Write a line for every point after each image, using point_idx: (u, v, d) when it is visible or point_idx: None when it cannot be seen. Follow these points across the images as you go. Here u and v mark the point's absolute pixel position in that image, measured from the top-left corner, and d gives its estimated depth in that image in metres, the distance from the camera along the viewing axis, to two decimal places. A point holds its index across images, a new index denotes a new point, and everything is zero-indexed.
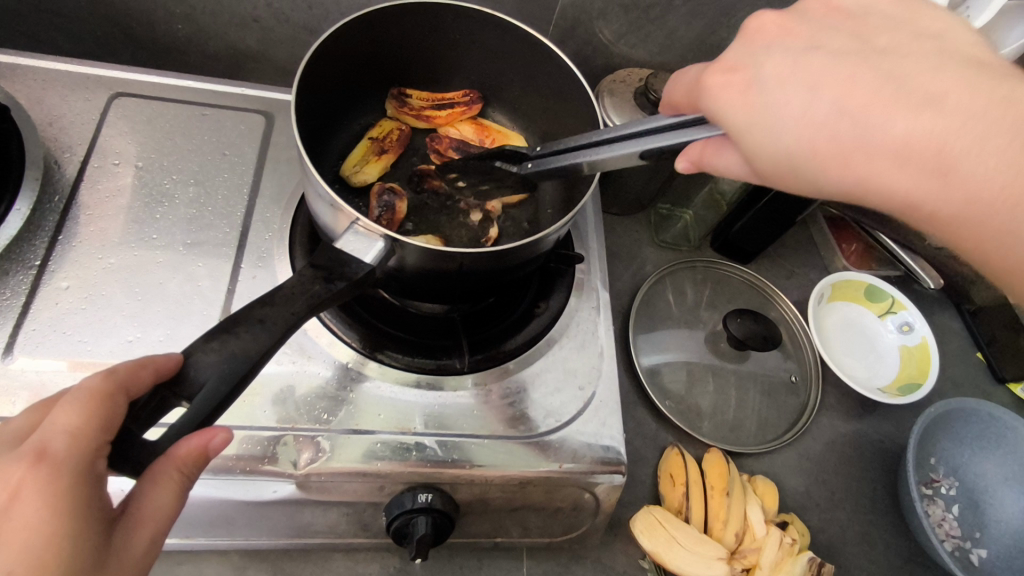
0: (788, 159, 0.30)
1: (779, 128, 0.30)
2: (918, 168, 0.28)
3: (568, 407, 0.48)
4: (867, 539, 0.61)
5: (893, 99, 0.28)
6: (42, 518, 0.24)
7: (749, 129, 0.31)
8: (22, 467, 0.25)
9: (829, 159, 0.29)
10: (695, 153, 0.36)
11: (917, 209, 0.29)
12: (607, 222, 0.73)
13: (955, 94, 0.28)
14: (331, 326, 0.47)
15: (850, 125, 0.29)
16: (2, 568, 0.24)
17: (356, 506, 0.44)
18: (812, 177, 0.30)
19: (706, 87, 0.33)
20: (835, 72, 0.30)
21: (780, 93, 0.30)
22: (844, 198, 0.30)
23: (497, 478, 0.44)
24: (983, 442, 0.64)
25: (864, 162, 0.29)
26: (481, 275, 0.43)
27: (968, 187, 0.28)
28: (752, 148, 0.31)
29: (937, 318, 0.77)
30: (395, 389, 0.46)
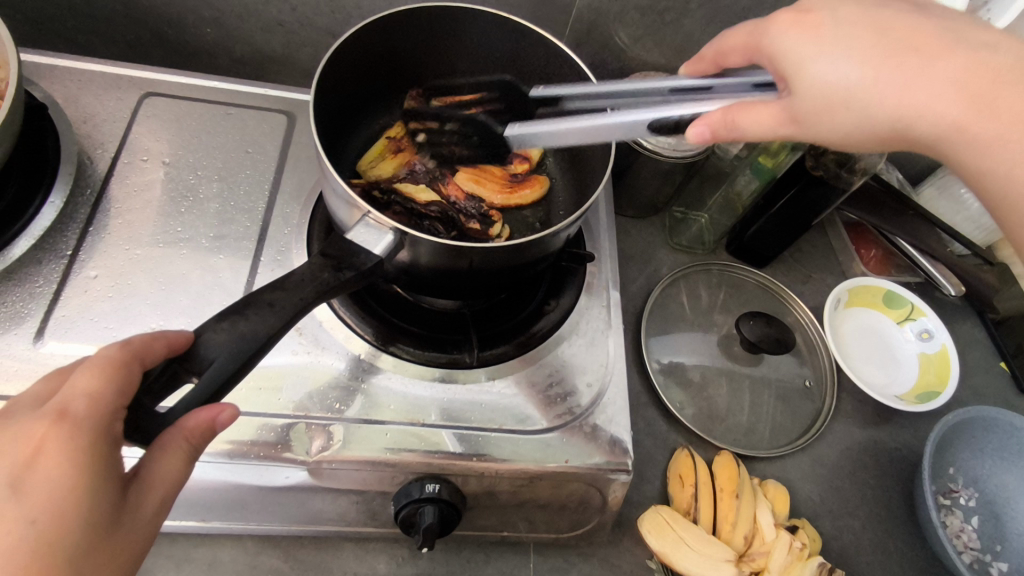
0: (850, 92, 0.34)
1: (838, 63, 0.34)
2: (959, 99, 0.33)
3: (576, 403, 0.48)
4: (881, 548, 0.60)
5: (942, 50, 0.33)
6: (63, 472, 0.26)
7: (816, 61, 0.35)
8: (44, 424, 0.26)
9: (891, 87, 0.33)
10: (717, 118, 0.38)
11: (959, 131, 0.33)
12: (621, 225, 0.74)
13: (1000, 46, 0.33)
14: (347, 320, 0.49)
15: (906, 61, 0.33)
16: (27, 517, 0.25)
17: (365, 494, 0.45)
18: (867, 103, 0.34)
19: (780, 23, 0.37)
20: (894, 24, 0.35)
21: (846, 32, 0.35)
22: (896, 126, 0.34)
23: (505, 470, 0.45)
24: (1004, 453, 0.63)
25: (916, 94, 0.33)
26: (491, 272, 0.44)
27: (1001, 114, 0.32)
28: (812, 79, 0.35)
29: (959, 327, 0.76)
30: (407, 382, 0.47)
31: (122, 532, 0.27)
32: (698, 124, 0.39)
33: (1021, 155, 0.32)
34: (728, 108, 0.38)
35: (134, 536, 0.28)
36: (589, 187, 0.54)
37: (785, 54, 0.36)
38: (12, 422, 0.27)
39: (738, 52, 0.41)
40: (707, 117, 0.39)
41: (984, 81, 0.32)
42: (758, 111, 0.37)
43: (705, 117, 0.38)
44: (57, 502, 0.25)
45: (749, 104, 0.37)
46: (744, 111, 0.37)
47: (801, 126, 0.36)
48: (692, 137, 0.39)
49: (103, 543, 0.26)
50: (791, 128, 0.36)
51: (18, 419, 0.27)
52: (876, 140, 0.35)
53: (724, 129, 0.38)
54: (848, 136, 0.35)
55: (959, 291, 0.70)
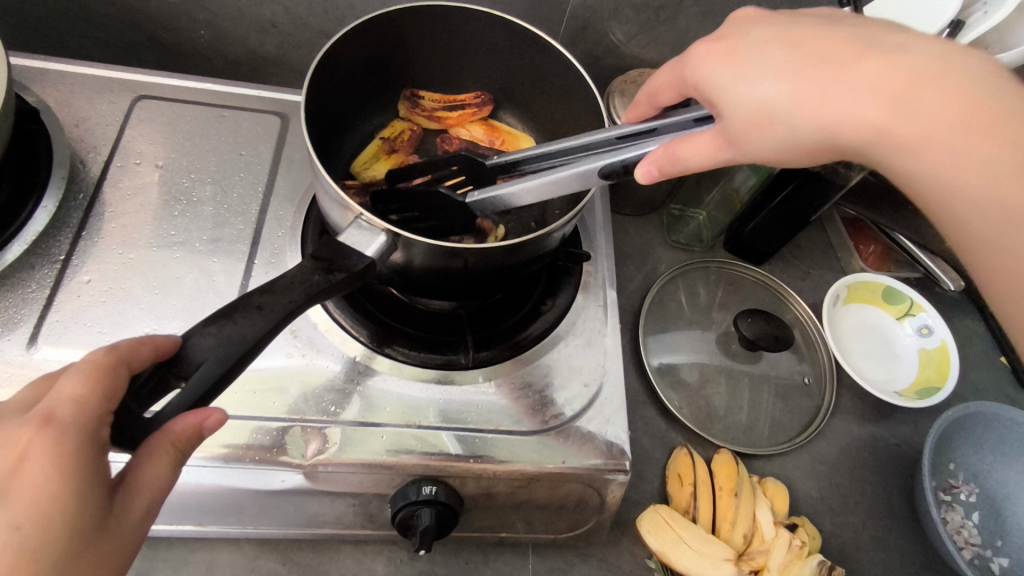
0: (768, 108, 0.34)
1: (756, 82, 0.34)
2: (880, 104, 0.31)
3: (573, 403, 0.48)
4: (881, 545, 0.59)
5: (860, 55, 0.33)
6: (47, 477, 0.25)
7: (739, 81, 0.35)
8: (30, 430, 0.26)
9: (808, 101, 0.33)
10: (660, 155, 0.36)
11: (882, 135, 0.32)
12: (618, 223, 0.74)
13: (915, 45, 0.32)
14: (342, 323, 0.48)
15: (823, 71, 0.33)
16: (12, 522, 0.25)
17: (362, 497, 0.45)
18: (791, 116, 0.33)
19: (698, 53, 0.37)
20: (811, 36, 0.34)
21: (761, 50, 0.35)
22: (822, 138, 0.33)
23: (502, 472, 0.45)
24: (1005, 448, 0.62)
25: (836, 102, 0.32)
26: (485, 273, 0.44)
27: (923, 115, 0.31)
28: (737, 99, 0.35)
29: (959, 321, 0.75)
30: (403, 384, 0.47)
31: (108, 536, 0.27)
32: (645, 164, 0.37)
33: (945, 150, 0.31)
34: (669, 144, 0.36)
35: (120, 541, 0.28)
36: (583, 185, 0.53)
37: (703, 80, 0.37)
38: None
39: (667, 89, 0.41)
40: (653, 155, 0.37)
41: (907, 84, 0.31)
42: (697, 143, 0.35)
43: (650, 157, 0.37)
44: (43, 509, 0.25)
45: (688, 136, 0.36)
46: (685, 143, 0.36)
47: (735, 147, 0.35)
48: (641, 178, 0.37)
49: (88, 550, 0.26)
50: (727, 149, 0.36)
51: (5, 425, 0.27)
52: (807, 154, 0.34)
53: (668, 163, 0.36)
54: (776, 151, 0.35)
55: (957, 285, 0.70)
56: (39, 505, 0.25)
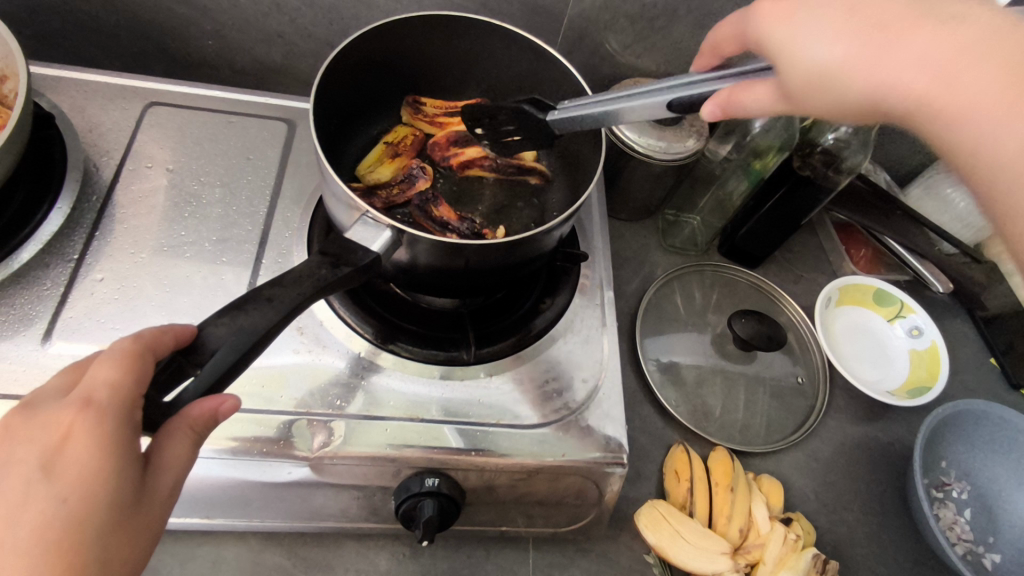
0: (821, 72, 0.33)
1: (813, 44, 0.33)
2: (926, 72, 0.30)
3: (571, 398, 0.50)
4: (876, 541, 0.60)
5: (922, 22, 0.31)
6: (90, 455, 0.27)
7: (798, 41, 0.34)
8: (71, 411, 0.27)
9: (855, 60, 0.32)
10: (723, 97, 0.38)
11: (923, 108, 0.31)
12: (615, 228, 0.75)
13: (976, 14, 0.30)
14: (347, 319, 0.50)
15: (874, 35, 0.32)
16: (57, 497, 0.26)
17: (366, 490, 0.46)
18: (841, 81, 0.33)
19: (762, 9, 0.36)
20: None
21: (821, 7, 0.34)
22: (871, 100, 0.33)
23: (502, 465, 0.46)
24: (995, 445, 0.64)
25: (883, 65, 0.31)
26: (486, 271, 0.45)
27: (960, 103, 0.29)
28: (795, 59, 0.34)
29: (949, 324, 0.77)
30: (406, 379, 0.48)
31: (141, 513, 0.28)
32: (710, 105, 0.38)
33: (991, 142, 0.29)
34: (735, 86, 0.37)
35: (151, 518, 0.29)
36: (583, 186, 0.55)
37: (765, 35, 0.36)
38: (37, 412, 0.28)
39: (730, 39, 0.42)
40: (716, 95, 0.38)
41: (964, 52, 0.29)
42: (759, 92, 0.36)
43: (713, 97, 0.38)
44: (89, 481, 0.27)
45: (750, 82, 0.37)
46: (747, 90, 0.36)
47: (796, 105, 0.35)
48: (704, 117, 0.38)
49: (125, 522, 0.28)
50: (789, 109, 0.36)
51: (44, 407, 0.28)
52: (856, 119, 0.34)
53: (732, 108, 0.37)
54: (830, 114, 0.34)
55: (945, 288, 0.73)
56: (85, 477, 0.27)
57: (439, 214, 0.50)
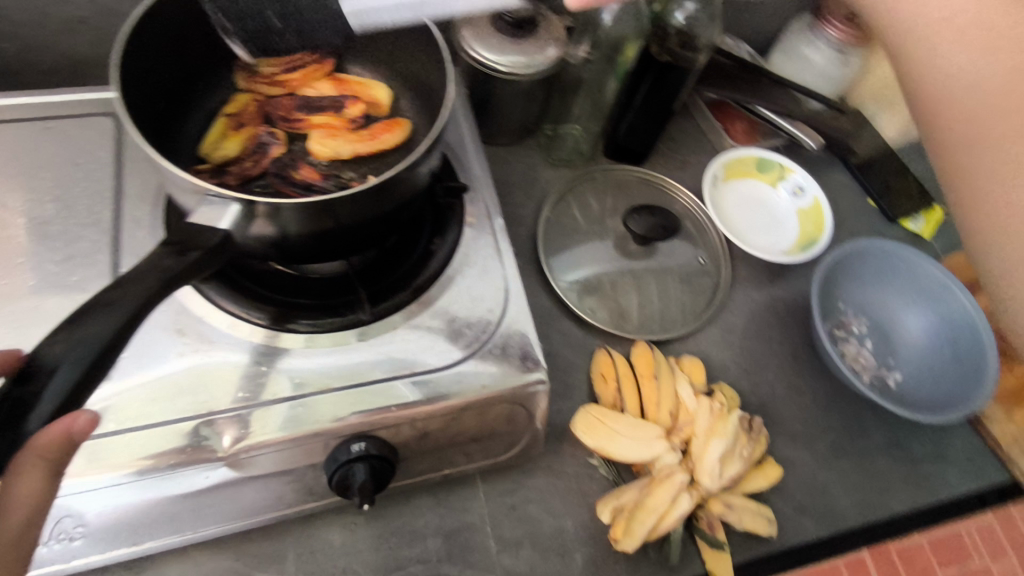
0: None
1: None
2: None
3: (481, 329, 0.49)
4: (794, 389, 0.65)
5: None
6: None
7: None
8: None
9: None
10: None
11: None
12: (499, 154, 0.74)
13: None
14: (230, 309, 0.47)
15: None
16: None
17: (295, 472, 0.45)
18: None
19: None
20: None
21: None
22: None
23: (424, 413, 0.45)
24: (881, 277, 0.69)
25: None
26: (358, 224, 0.43)
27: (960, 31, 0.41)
28: None
29: (827, 176, 0.81)
30: (310, 354, 0.46)
31: None
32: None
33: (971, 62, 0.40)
34: None
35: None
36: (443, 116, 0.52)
37: None
38: None
39: None
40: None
41: None
42: None
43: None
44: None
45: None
46: None
47: None
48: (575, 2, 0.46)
49: None
50: None
51: None
52: None
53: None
54: None
55: (817, 143, 0.78)
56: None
57: (301, 179, 0.47)
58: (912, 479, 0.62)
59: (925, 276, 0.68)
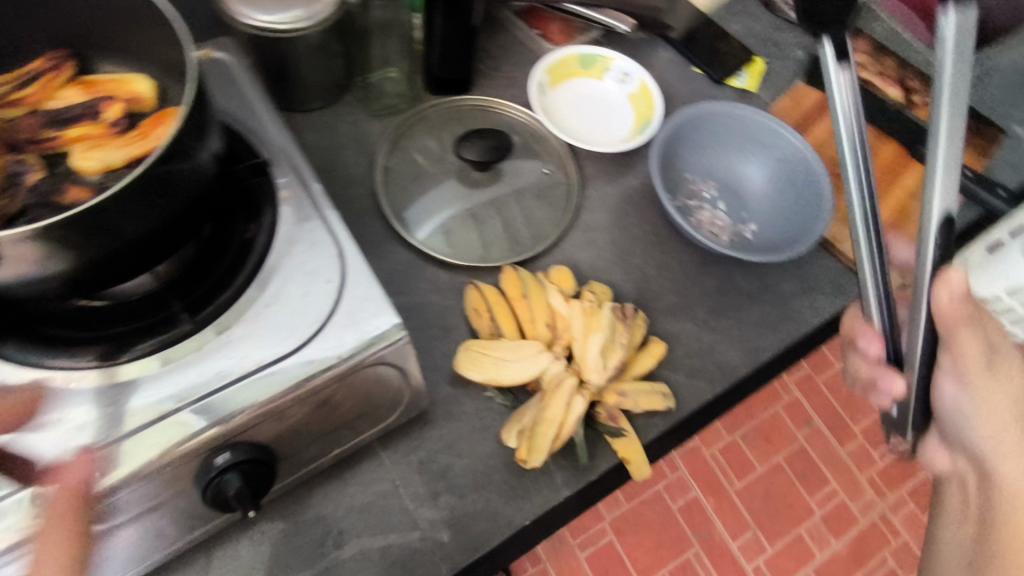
0: None
1: None
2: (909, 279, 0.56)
3: (323, 304, 0.47)
4: (663, 267, 0.67)
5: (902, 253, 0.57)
6: None
7: None
8: None
9: None
10: None
11: None
12: (317, 119, 0.70)
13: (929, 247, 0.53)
14: (37, 361, 0.42)
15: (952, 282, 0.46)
16: None
17: (166, 501, 0.43)
18: None
19: None
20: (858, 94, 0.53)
21: None
22: None
23: (280, 406, 0.43)
24: (718, 139, 0.71)
25: None
26: (142, 226, 0.39)
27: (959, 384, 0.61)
28: None
29: (652, 55, 0.82)
30: (140, 384, 0.42)
31: None
32: None
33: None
34: None
35: None
36: None
37: None
38: None
39: None
40: None
41: None
42: None
43: None
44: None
45: None
46: None
47: None
48: None
49: None
50: None
51: None
52: None
53: None
54: None
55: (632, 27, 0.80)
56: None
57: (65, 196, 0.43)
58: (786, 316, 0.66)
59: (760, 128, 0.70)
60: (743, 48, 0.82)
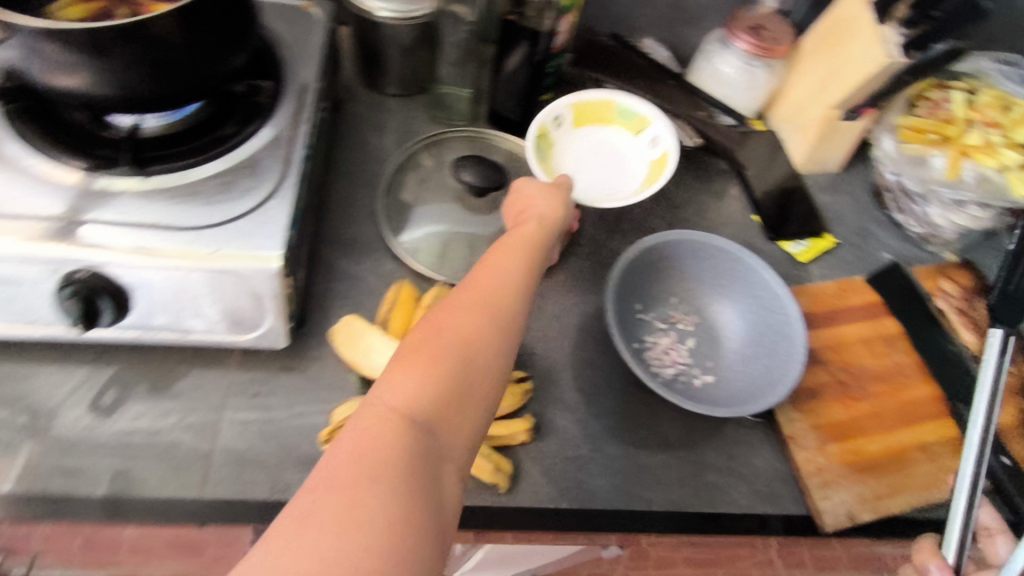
0: None
1: None
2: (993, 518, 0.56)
3: (238, 208, 0.54)
4: (588, 365, 0.63)
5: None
6: None
7: None
8: None
9: None
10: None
11: None
12: (385, 101, 0.79)
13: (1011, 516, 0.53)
14: (31, 142, 0.54)
15: None
16: None
17: (34, 285, 0.51)
18: None
19: None
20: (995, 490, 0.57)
21: None
22: None
23: (147, 262, 0.50)
24: (720, 280, 0.67)
25: None
26: (130, 70, 0.51)
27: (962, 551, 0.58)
28: None
29: (720, 185, 0.79)
30: (102, 189, 0.53)
31: None
32: None
33: None
34: None
35: None
36: (247, 24, 0.57)
37: None
38: None
39: None
40: None
41: None
42: None
43: None
44: (423, 358, 0.41)
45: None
46: None
47: None
48: None
49: None
50: None
51: None
52: None
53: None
54: None
55: (694, 142, 0.80)
56: (468, 332, 0.43)
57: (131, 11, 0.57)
58: (685, 481, 0.58)
59: (768, 293, 0.64)
60: (817, 218, 0.76)
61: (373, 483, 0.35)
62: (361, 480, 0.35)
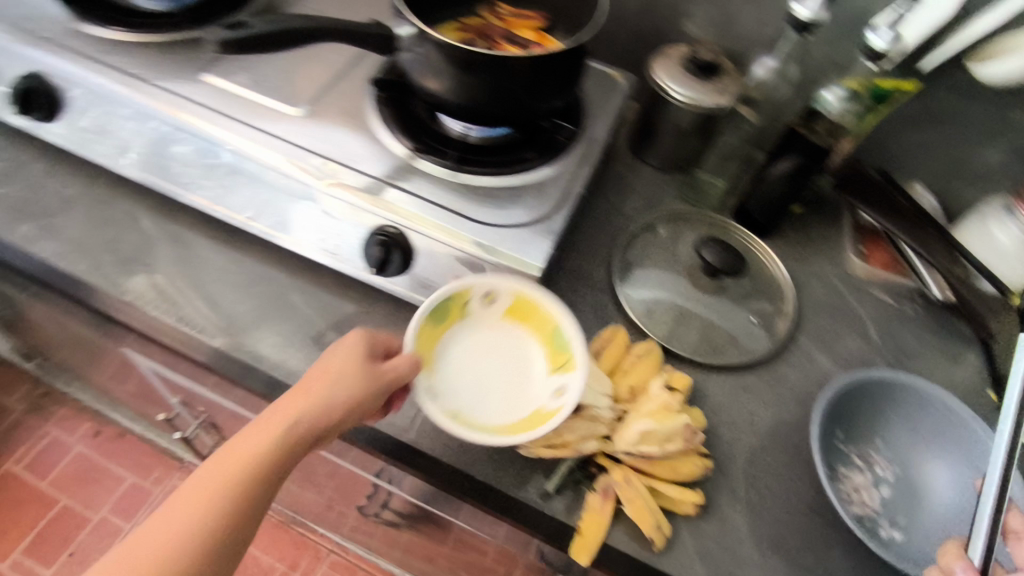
0: None
1: None
2: None
3: (521, 218, 0.64)
4: (772, 469, 0.63)
5: None
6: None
7: None
8: None
9: None
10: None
11: None
12: (644, 169, 0.87)
13: None
14: (388, 125, 0.68)
15: None
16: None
17: (352, 227, 0.64)
18: None
19: None
20: None
21: None
22: None
23: (443, 239, 0.62)
24: (939, 440, 0.63)
25: None
26: (480, 92, 0.63)
27: None
28: None
29: (955, 349, 0.76)
30: (424, 172, 0.65)
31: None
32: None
33: None
34: None
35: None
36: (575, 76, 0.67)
37: None
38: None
39: None
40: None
41: None
42: None
43: None
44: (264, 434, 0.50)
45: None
46: None
47: None
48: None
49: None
50: None
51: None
52: None
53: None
54: None
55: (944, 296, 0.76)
56: (288, 423, 0.50)
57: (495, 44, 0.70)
58: None
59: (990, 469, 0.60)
60: None
61: (186, 516, 0.46)
62: (189, 507, 0.46)
